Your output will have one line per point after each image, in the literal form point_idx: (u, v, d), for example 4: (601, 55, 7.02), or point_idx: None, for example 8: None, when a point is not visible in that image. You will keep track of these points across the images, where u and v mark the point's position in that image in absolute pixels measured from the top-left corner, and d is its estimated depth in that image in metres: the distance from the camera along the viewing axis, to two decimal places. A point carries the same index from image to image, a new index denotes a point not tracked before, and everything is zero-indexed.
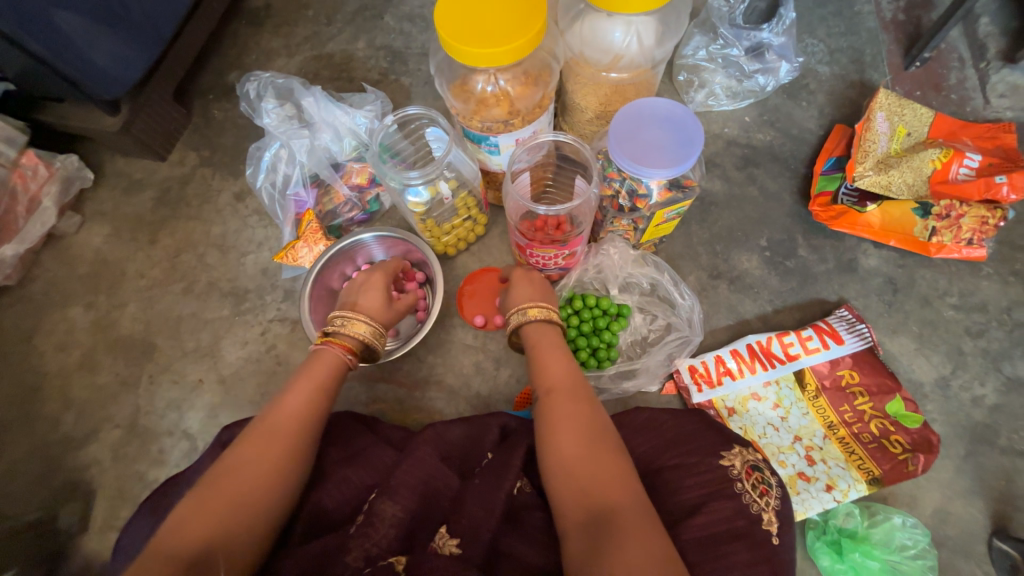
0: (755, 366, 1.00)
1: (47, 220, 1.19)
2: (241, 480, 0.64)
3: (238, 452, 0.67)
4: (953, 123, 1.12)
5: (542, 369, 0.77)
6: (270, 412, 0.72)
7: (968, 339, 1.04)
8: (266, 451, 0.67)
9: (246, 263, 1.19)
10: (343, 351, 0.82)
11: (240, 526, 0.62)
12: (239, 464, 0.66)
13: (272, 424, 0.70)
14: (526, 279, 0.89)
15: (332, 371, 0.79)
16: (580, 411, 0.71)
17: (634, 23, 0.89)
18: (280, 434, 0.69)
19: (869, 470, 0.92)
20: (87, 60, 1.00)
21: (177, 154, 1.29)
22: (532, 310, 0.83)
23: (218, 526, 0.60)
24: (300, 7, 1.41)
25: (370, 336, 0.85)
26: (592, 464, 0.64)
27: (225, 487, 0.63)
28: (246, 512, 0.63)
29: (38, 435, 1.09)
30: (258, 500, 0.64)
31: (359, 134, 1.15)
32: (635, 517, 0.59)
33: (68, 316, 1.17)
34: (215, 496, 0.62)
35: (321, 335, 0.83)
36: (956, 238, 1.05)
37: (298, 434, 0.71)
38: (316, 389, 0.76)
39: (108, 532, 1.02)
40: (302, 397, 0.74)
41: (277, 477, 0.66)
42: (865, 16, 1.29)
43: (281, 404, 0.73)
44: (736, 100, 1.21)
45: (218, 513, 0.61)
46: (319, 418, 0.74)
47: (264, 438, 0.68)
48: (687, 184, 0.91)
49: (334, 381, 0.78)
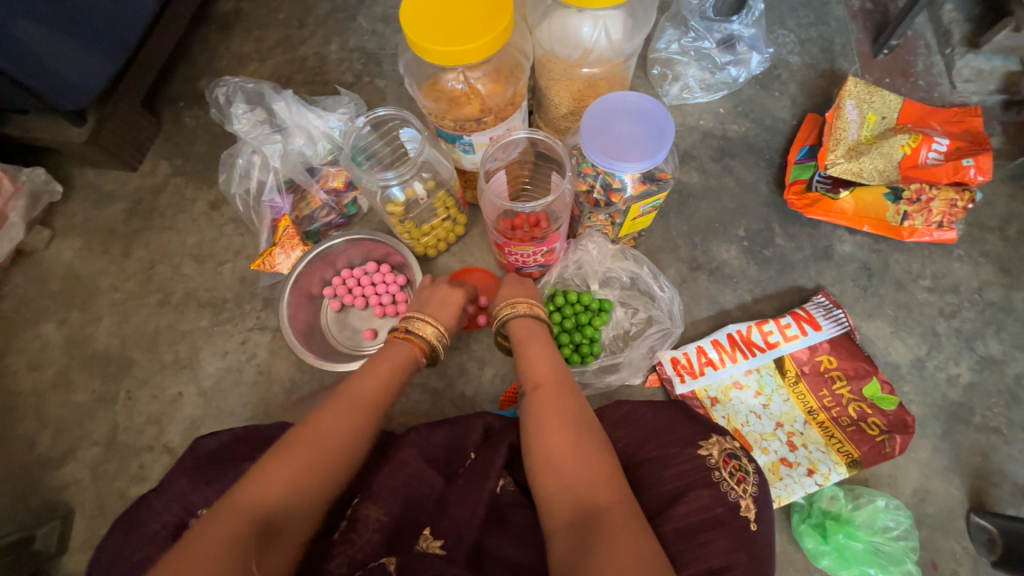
0: (736, 355, 1.01)
1: (15, 236, 1.16)
2: (318, 448, 0.63)
3: (319, 418, 0.66)
4: (921, 109, 1.13)
5: (528, 366, 0.77)
6: (352, 388, 0.70)
7: (942, 320, 1.06)
8: (344, 424, 0.66)
9: (223, 272, 1.17)
10: (418, 351, 0.79)
11: (309, 495, 0.61)
12: (319, 431, 0.64)
13: (355, 399, 0.69)
14: (519, 281, 0.91)
15: (406, 368, 0.77)
16: (566, 408, 0.70)
17: (602, 17, 0.89)
18: (359, 411, 0.68)
19: (848, 453, 0.93)
20: (49, 70, 0.97)
21: (149, 163, 1.27)
22: (521, 304, 0.84)
23: (293, 490, 0.60)
24: (270, 10, 1.39)
25: (438, 340, 0.81)
26: (578, 463, 0.64)
27: (307, 452, 0.62)
28: (319, 481, 0.62)
29: (13, 457, 1.06)
30: (329, 472, 0.63)
31: (333, 137, 1.14)
32: (623, 515, 0.59)
33: (40, 333, 1.14)
34: (296, 458, 0.61)
35: (399, 330, 0.80)
36: (928, 221, 1.07)
37: (374, 414, 0.69)
38: (394, 374, 0.74)
39: (89, 552, 1.00)
40: (381, 378, 0.72)
41: (349, 452, 0.65)
42: (833, 6, 1.30)
43: (362, 380, 0.71)
44: (709, 93, 1.22)
45: (294, 478, 0.60)
46: (391, 403, 0.72)
47: (345, 413, 0.67)
48: (661, 176, 0.91)
49: (407, 374, 0.77)
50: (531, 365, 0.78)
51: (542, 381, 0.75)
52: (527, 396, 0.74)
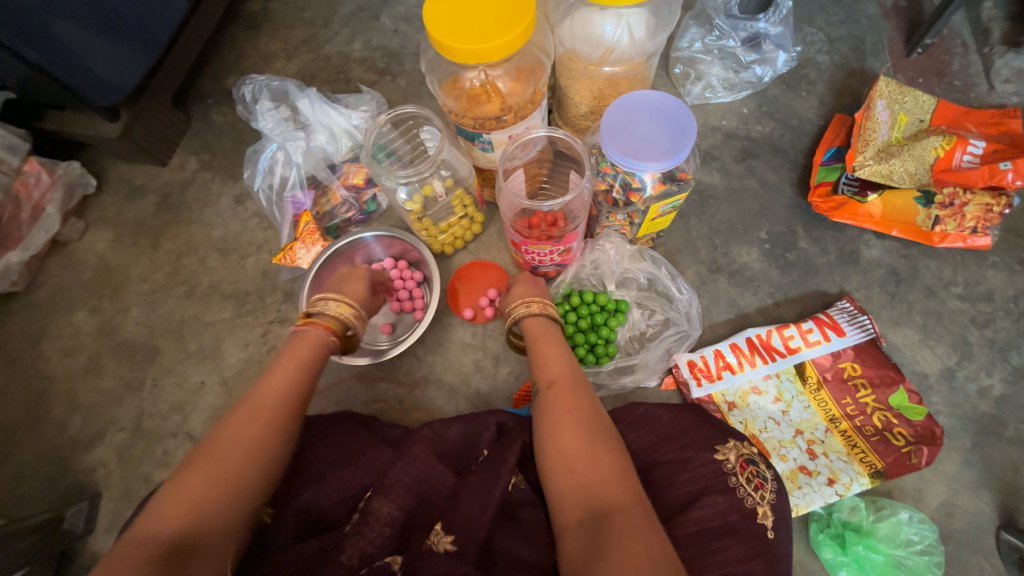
0: (755, 359, 0.99)
1: (51, 226, 1.20)
2: (221, 464, 0.63)
3: (220, 435, 0.66)
4: (957, 110, 1.09)
5: (543, 364, 0.77)
6: (241, 401, 0.70)
7: (974, 329, 1.03)
8: (246, 433, 0.66)
9: (246, 265, 1.20)
10: (325, 333, 0.80)
11: (217, 510, 0.60)
12: (222, 446, 0.64)
13: (254, 404, 0.69)
14: (528, 280, 0.91)
15: (313, 351, 0.77)
16: (581, 407, 0.70)
17: (625, 15, 0.88)
18: (260, 415, 0.68)
19: (871, 463, 0.91)
20: (85, 68, 1.01)
21: (177, 158, 1.31)
22: (533, 305, 0.84)
23: (198, 509, 0.59)
24: (297, 10, 1.42)
25: (352, 319, 0.83)
26: (592, 461, 0.63)
27: (205, 472, 0.62)
28: (229, 494, 0.62)
29: (46, 439, 1.11)
30: (239, 482, 0.63)
31: (355, 135, 1.16)
32: (636, 515, 0.58)
33: (73, 321, 1.19)
34: (195, 479, 0.61)
35: (305, 316, 0.81)
36: (961, 226, 1.03)
37: (279, 415, 0.69)
38: (298, 368, 0.74)
39: (115, 532, 1.04)
40: (282, 379, 0.72)
41: (256, 459, 0.65)
42: (865, 4, 1.27)
43: (264, 383, 0.71)
44: (733, 92, 1.20)
45: (196, 499, 0.60)
46: (301, 399, 0.72)
47: (236, 426, 0.66)
48: (682, 177, 0.90)
49: (316, 362, 0.77)
50: (545, 363, 0.78)
51: (556, 379, 0.75)
52: (541, 394, 0.74)
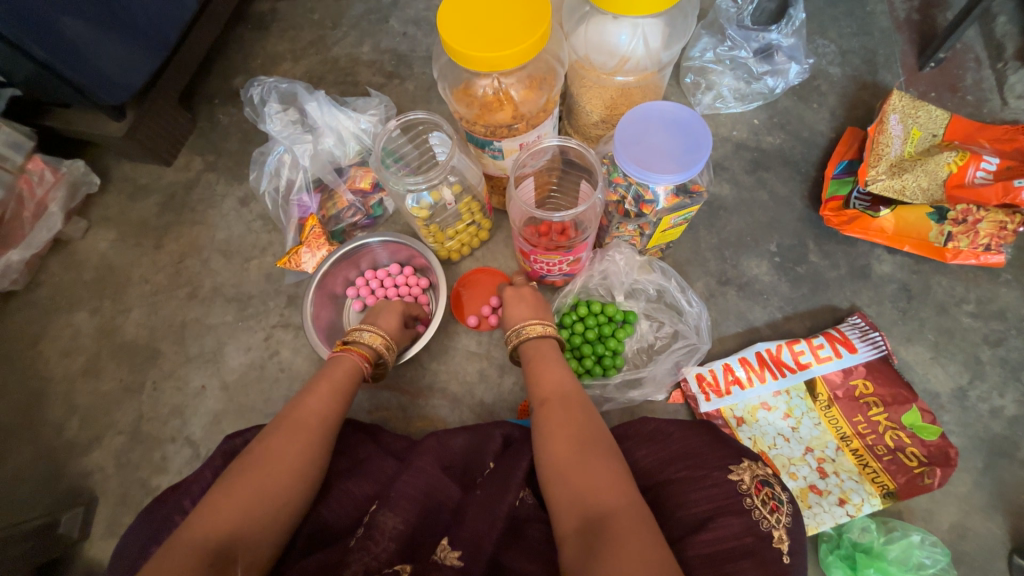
0: (765, 374, 0.98)
1: (53, 225, 1.19)
2: (265, 477, 0.64)
3: (264, 446, 0.67)
4: (971, 125, 1.08)
5: (537, 377, 0.76)
6: (285, 415, 0.71)
7: (986, 348, 1.01)
8: (291, 446, 0.68)
9: (250, 268, 1.18)
10: (361, 361, 0.81)
11: (262, 519, 0.61)
12: (266, 457, 0.66)
13: (296, 419, 0.71)
14: (518, 297, 0.89)
15: (349, 378, 0.79)
16: (575, 418, 0.69)
17: (640, 26, 0.87)
18: (303, 430, 0.70)
19: (882, 484, 0.90)
20: (92, 66, 1.00)
21: (182, 158, 1.29)
22: (530, 329, 0.81)
23: (245, 515, 0.60)
24: (305, 11, 1.41)
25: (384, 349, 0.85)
26: (585, 469, 0.62)
27: (253, 479, 0.63)
28: (271, 505, 0.62)
29: (43, 440, 1.09)
30: (283, 493, 0.64)
31: (363, 139, 1.14)
32: (631, 519, 0.57)
33: (73, 321, 1.17)
34: (241, 488, 0.62)
35: (340, 343, 0.83)
36: (973, 243, 1.02)
37: (321, 433, 0.71)
38: (336, 390, 0.76)
39: (110, 538, 1.02)
40: (322, 398, 0.74)
41: (300, 472, 0.66)
42: (878, 17, 1.26)
43: (304, 401, 0.73)
44: (744, 103, 1.19)
45: (239, 507, 0.60)
46: (339, 419, 0.75)
47: (281, 438, 0.68)
48: (695, 189, 0.89)
49: (351, 387, 0.79)
50: (539, 376, 0.77)
51: (552, 391, 0.74)
52: (536, 408, 0.73)
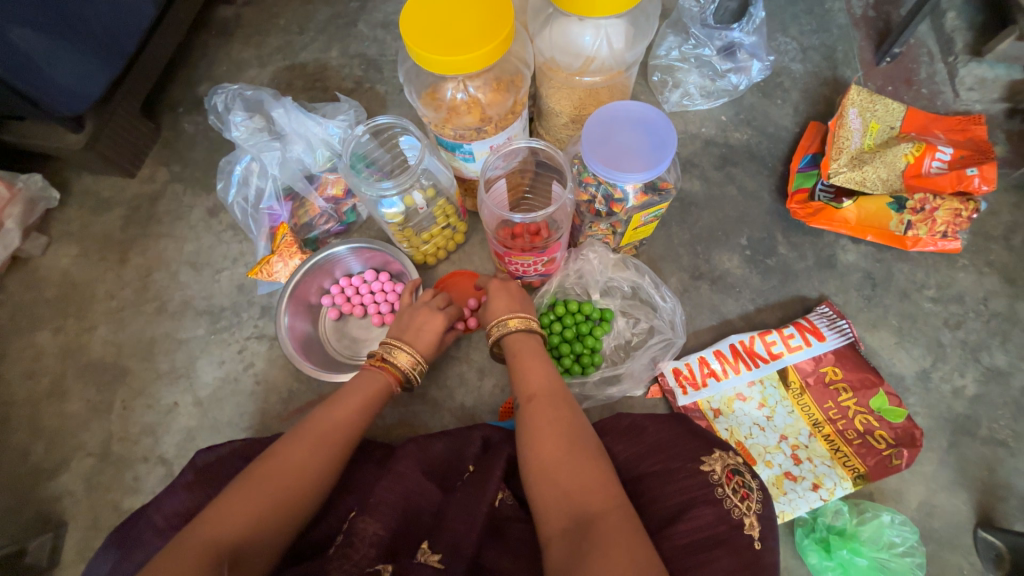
0: (739, 365, 1.00)
1: (10, 242, 1.14)
2: (282, 483, 0.63)
3: (288, 450, 0.67)
4: (925, 117, 1.12)
5: (521, 377, 0.75)
6: (309, 422, 0.71)
7: (947, 331, 1.05)
8: (313, 456, 0.67)
9: (221, 280, 1.16)
10: (391, 381, 0.80)
11: (273, 525, 0.61)
12: (284, 464, 0.65)
13: (320, 431, 0.70)
14: (502, 288, 0.86)
15: (381, 399, 0.78)
16: (561, 417, 0.69)
17: (604, 27, 0.88)
18: (327, 442, 0.69)
19: (853, 467, 0.92)
20: (46, 77, 0.97)
21: (147, 169, 1.26)
22: (510, 321, 0.80)
23: (260, 519, 0.60)
24: (271, 16, 1.39)
25: (412, 372, 0.82)
26: (572, 470, 0.63)
27: (271, 484, 0.63)
28: (285, 511, 0.62)
29: (6, 467, 1.05)
30: (297, 502, 0.64)
31: (332, 144, 1.13)
32: (618, 520, 0.58)
33: (36, 341, 1.13)
34: (257, 491, 0.62)
35: (375, 358, 0.81)
36: (931, 231, 1.05)
37: (342, 447, 0.71)
38: (365, 405, 0.75)
39: (80, 565, 0.99)
40: (350, 411, 0.73)
41: (317, 482, 0.66)
42: (835, 14, 1.30)
43: (330, 411, 0.73)
44: (710, 100, 1.22)
45: (253, 511, 0.60)
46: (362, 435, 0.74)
47: (305, 447, 0.67)
48: (664, 186, 0.90)
49: (380, 404, 0.78)
50: (524, 375, 0.76)
51: (537, 392, 0.73)
52: (522, 407, 0.73)
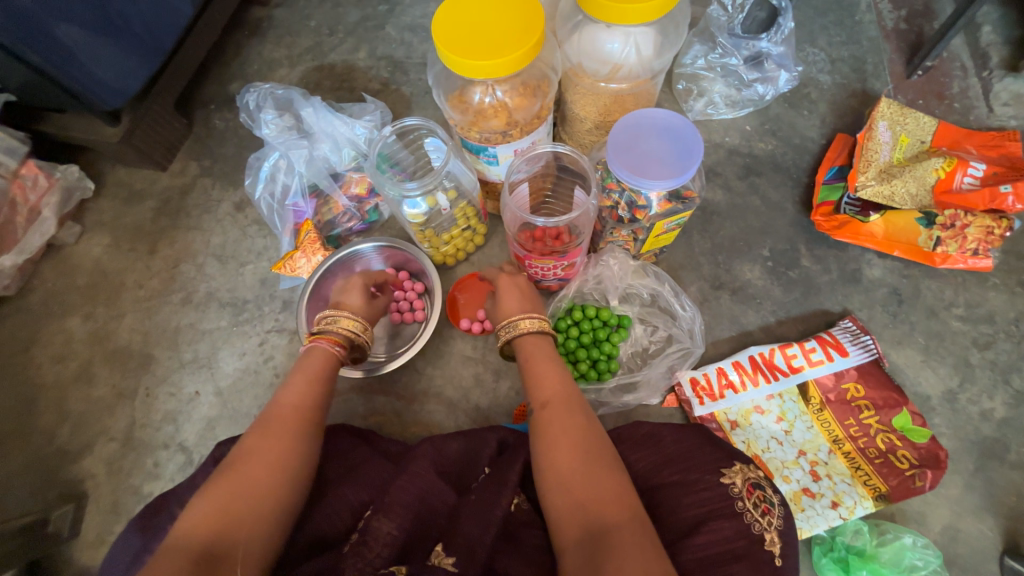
0: (758, 378, 0.99)
1: (47, 230, 1.18)
2: (243, 472, 0.64)
3: (245, 445, 0.68)
4: (957, 131, 1.10)
5: (536, 383, 0.75)
6: (262, 415, 0.72)
7: (976, 351, 1.03)
8: (268, 440, 0.68)
9: (245, 273, 1.18)
10: (332, 346, 0.81)
11: (243, 511, 0.61)
12: (245, 455, 0.66)
13: (270, 417, 0.72)
14: (513, 286, 0.87)
15: (324, 364, 0.79)
16: (576, 424, 0.69)
17: (633, 34, 0.88)
18: (278, 425, 0.70)
19: (874, 486, 0.90)
20: (88, 72, 1.00)
21: (178, 163, 1.29)
22: (522, 322, 0.80)
23: (227, 508, 0.60)
24: (302, 17, 1.42)
25: (355, 331, 0.84)
26: (587, 479, 0.62)
27: (234, 477, 0.63)
28: (252, 496, 0.62)
29: (33, 447, 1.08)
30: (263, 484, 0.64)
31: (358, 144, 1.15)
32: (634, 531, 0.57)
33: (66, 327, 1.17)
34: (222, 486, 0.62)
35: (311, 334, 0.82)
36: (962, 248, 1.03)
37: (297, 424, 0.72)
38: (309, 381, 0.77)
39: (100, 547, 1.01)
40: (297, 390, 0.75)
41: (280, 464, 0.66)
42: (866, 26, 1.28)
43: (279, 398, 0.74)
44: (735, 109, 1.21)
45: (222, 506, 0.60)
46: (317, 411, 0.75)
47: (258, 435, 0.69)
48: (688, 195, 0.90)
49: (329, 375, 0.79)
50: (539, 380, 0.76)
51: (551, 399, 0.73)
52: (536, 413, 0.73)
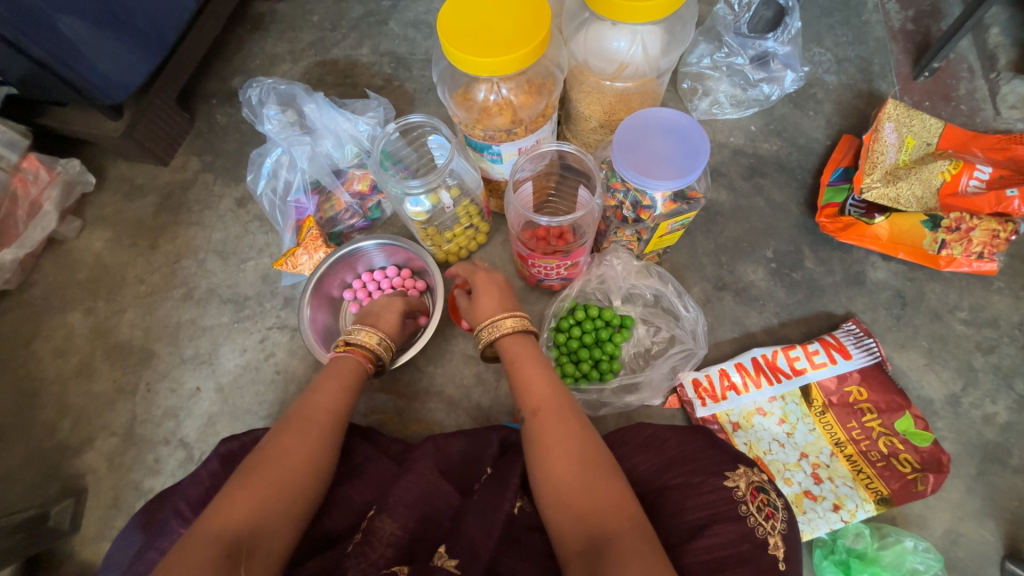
0: (761, 380, 0.98)
1: (48, 224, 1.18)
2: (277, 474, 0.64)
3: (278, 441, 0.67)
4: (964, 134, 1.09)
5: (525, 391, 0.73)
6: (295, 413, 0.72)
7: (979, 355, 1.02)
8: (304, 442, 0.68)
9: (246, 269, 1.18)
10: (364, 360, 0.81)
11: (278, 514, 0.61)
12: (279, 455, 0.66)
13: (305, 417, 0.71)
14: (486, 287, 0.86)
15: (354, 377, 0.79)
16: (570, 432, 0.67)
17: (640, 33, 0.88)
18: (314, 426, 0.70)
19: (876, 490, 0.90)
20: (89, 65, 0.99)
21: (179, 158, 1.29)
22: (505, 323, 0.79)
23: (263, 509, 0.61)
24: (305, 12, 1.41)
25: (384, 352, 0.85)
26: (585, 489, 0.62)
27: (268, 474, 0.63)
28: (287, 499, 0.63)
29: (34, 441, 1.08)
30: (297, 487, 0.65)
31: (361, 141, 1.14)
32: (634, 540, 0.57)
33: (67, 321, 1.16)
34: (257, 485, 0.62)
35: (341, 343, 0.82)
36: (967, 251, 1.02)
37: (331, 429, 0.72)
38: (343, 386, 0.77)
39: (101, 542, 1.01)
40: (332, 393, 0.75)
41: (314, 469, 0.67)
42: (873, 26, 1.27)
43: (313, 399, 0.74)
44: (740, 109, 1.20)
45: (257, 502, 0.61)
46: (348, 416, 0.75)
47: (293, 435, 0.68)
48: (693, 196, 0.89)
49: (359, 385, 0.79)
50: (528, 386, 0.74)
51: (541, 405, 0.71)
52: (528, 420, 0.71)
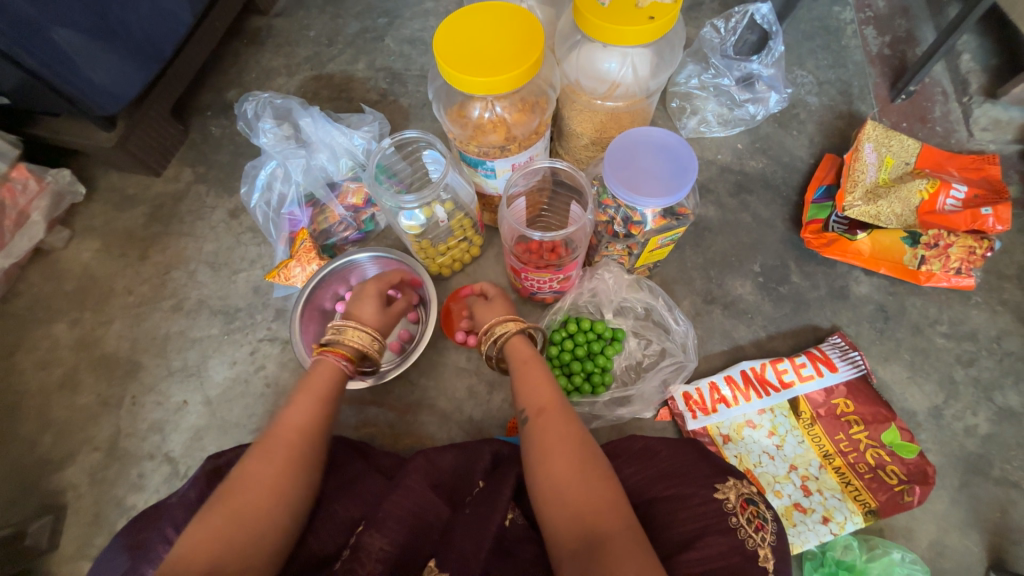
0: (750, 393, 1.00)
1: (35, 234, 1.17)
2: (244, 501, 0.62)
3: (245, 469, 0.66)
4: (940, 155, 1.14)
5: (529, 390, 0.74)
6: (268, 435, 0.70)
7: (960, 368, 1.05)
8: (271, 467, 0.66)
9: (237, 281, 1.17)
10: (341, 361, 0.78)
11: (242, 547, 0.59)
12: (245, 483, 0.64)
13: (275, 438, 0.69)
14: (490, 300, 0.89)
15: (331, 381, 0.76)
16: (570, 434, 0.68)
17: (630, 55, 0.91)
18: (284, 448, 0.68)
19: (864, 502, 0.91)
20: (83, 77, 1.00)
21: (172, 169, 1.28)
22: (509, 324, 0.81)
23: (227, 544, 0.58)
24: (301, 27, 1.43)
25: (369, 346, 0.81)
26: (582, 490, 0.62)
27: (232, 506, 0.62)
28: (253, 528, 0.61)
29: (14, 456, 1.05)
30: (266, 515, 0.62)
31: (356, 155, 1.16)
32: (627, 542, 0.57)
33: (52, 332, 1.14)
34: (221, 517, 0.60)
35: (320, 345, 0.80)
36: (945, 267, 1.06)
37: (302, 448, 0.69)
38: (319, 399, 0.74)
39: (80, 560, 0.98)
40: (304, 408, 0.72)
41: (281, 495, 0.64)
42: (852, 50, 1.33)
43: (285, 417, 0.71)
44: (727, 128, 1.24)
45: (219, 538, 0.59)
46: (322, 432, 0.72)
47: (259, 460, 0.66)
48: (682, 212, 0.92)
49: (335, 390, 0.76)
50: (532, 389, 0.74)
51: (546, 406, 0.72)
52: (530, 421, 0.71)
